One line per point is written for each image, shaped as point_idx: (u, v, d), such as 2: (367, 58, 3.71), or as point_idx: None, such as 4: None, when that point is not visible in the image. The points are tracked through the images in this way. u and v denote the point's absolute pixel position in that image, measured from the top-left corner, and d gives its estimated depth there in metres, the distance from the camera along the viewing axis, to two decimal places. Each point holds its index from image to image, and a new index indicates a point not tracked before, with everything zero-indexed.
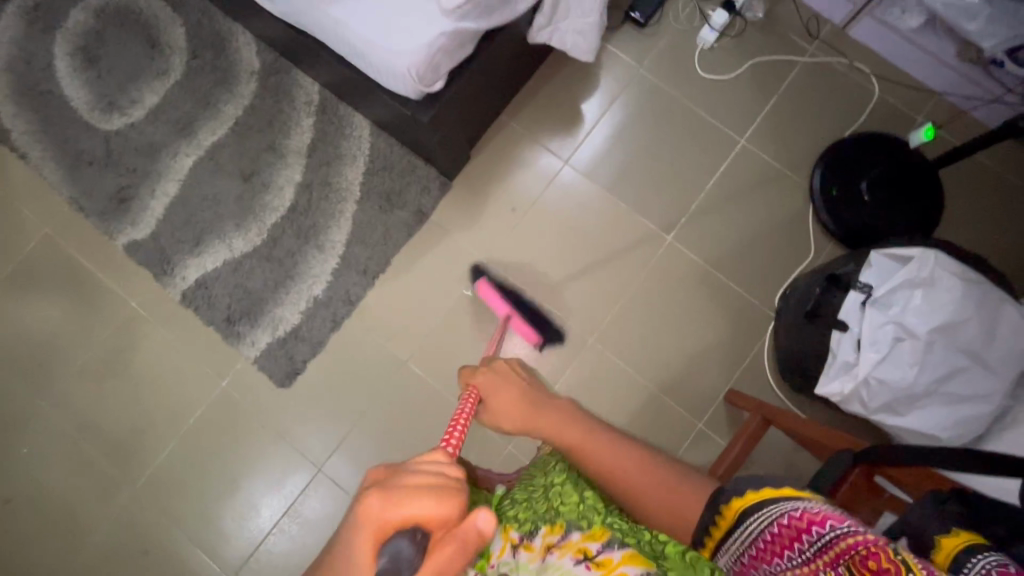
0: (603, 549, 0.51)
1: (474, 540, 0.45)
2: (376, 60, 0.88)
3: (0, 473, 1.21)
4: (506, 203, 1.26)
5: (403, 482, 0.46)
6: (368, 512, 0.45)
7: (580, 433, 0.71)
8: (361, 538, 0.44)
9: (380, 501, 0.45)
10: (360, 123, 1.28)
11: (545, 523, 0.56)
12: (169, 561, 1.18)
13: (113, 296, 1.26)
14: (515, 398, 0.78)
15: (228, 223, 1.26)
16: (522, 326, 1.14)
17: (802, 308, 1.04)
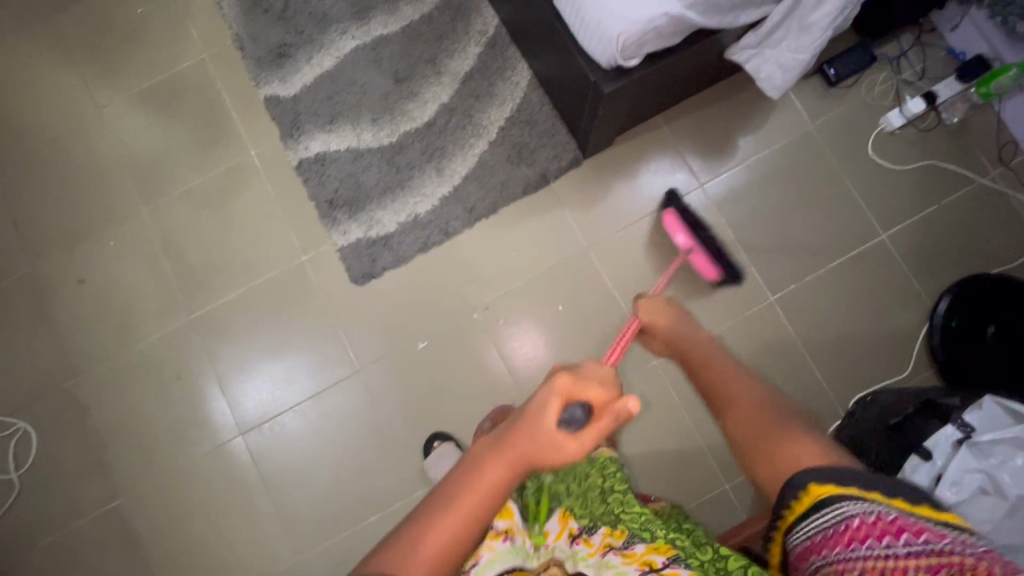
0: (667, 563, 0.62)
1: (625, 416, 0.63)
2: (589, 16, 0.87)
3: (83, 252, 1.28)
4: (622, 202, 1.24)
5: (579, 374, 0.68)
6: (560, 385, 0.64)
7: (726, 385, 0.68)
8: (549, 399, 0.62)
9: (568, 380, 0.65)
10: (522, 70, 1.28)
11: (606, 525, 0.69)
12: (195, 392, 1.23)
13: (236, 136, 1.29)
14: (690, 342, 0.83)
15: (363, 114, 1.28)
16: (702, 262, 1.10)
17: (882, 419, 1.00)
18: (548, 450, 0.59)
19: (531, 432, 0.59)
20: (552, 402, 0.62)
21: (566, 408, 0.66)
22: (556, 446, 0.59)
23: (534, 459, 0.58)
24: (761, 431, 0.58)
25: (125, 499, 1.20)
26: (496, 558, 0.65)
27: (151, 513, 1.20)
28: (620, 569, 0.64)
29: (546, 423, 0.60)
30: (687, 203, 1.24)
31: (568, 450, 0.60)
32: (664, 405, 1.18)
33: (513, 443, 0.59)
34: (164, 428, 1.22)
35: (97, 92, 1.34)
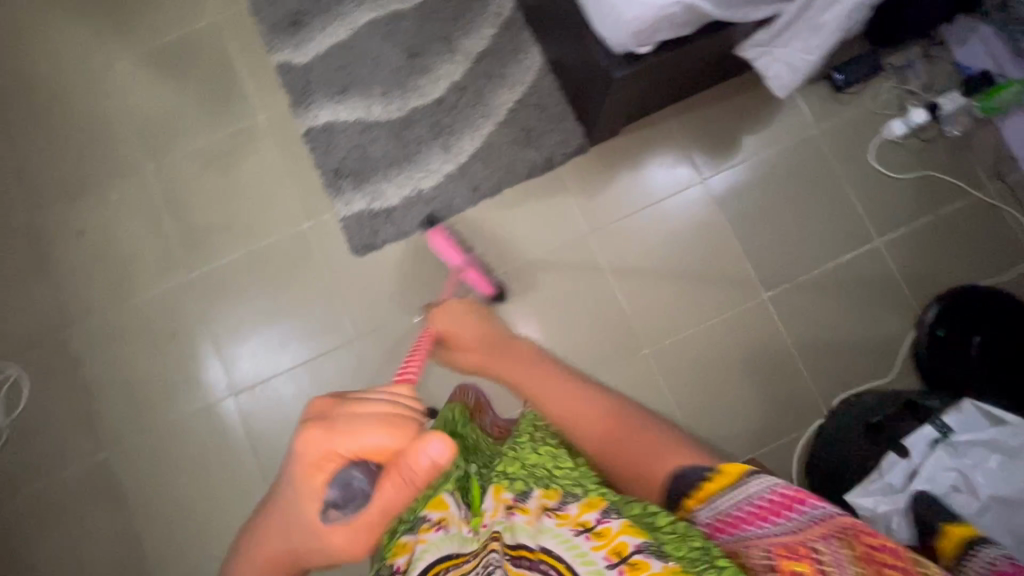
0: (600, 520, 0.54)
1: (419, 472, 0.48)
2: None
3: (85, 204, 1.28)
4: (624, 193, 1.26)
5: (346, 415, 0.52)
6: (311, 441, 0.51)
7: (553, 398, 0.72)
8: (306, 476, 0.51)
9: (322, 432, 0.51)
10: (535, 55, 1.29)
11: (540, 487, 0.59)
12: (188, 351, 1.23)
13: (246, 100, 1.29)
14: (495, 339, 0.93)
15: (373, 86, 1.28)
16: (473, 279, 1.17)
17: (863, 420, 1.03)
18: (318, 532, 0.51)
19: (295, 514, 0.52)
20: (316, 478, 0.51)
21: (340, 475, 0.52)
22: (322, 535, 0.51)
23: (308, 540, 0.51)
24: (629, 441, 0.64)
25: (113, 452, 1.21)
26: (427, 546, 0.56)
27: (140, 467, 1.20)
28: (551, 530, 0.54)
29: (310, 508, 0.51)
30: (688, 197, 1.25)
31: (341, 536, 0.50)
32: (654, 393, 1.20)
33: (280, 526, 0.53)
34: (157, 384, 1.23)
35: (110, 47, 1.34)
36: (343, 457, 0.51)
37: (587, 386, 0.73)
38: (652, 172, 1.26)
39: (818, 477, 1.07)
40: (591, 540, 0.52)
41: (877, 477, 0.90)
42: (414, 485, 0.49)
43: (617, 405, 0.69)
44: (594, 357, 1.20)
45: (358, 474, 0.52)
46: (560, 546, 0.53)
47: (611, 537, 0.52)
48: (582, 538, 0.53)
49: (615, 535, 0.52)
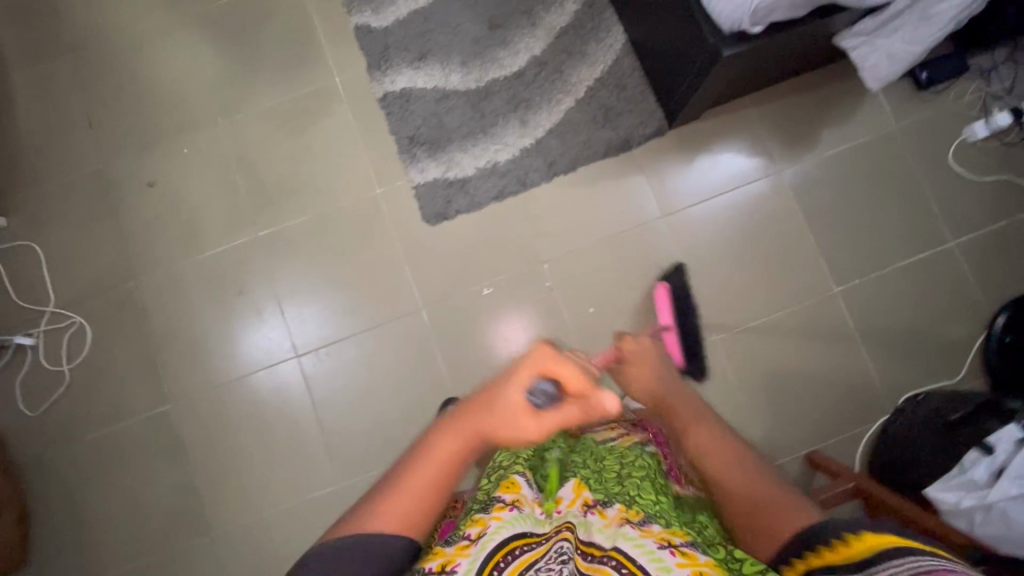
0: (685, 544, 0.58)
1: (600, 406, 0.67)
2: None
3: (154, 157, 1.27)
4: (677, 178, 1.25)
5: (565, 362, 0.68)
6: (539, 356, 0.68)
7: (701, 436, 0.73)
8: (517, 375, 0.65)
9: (548, 352, 0.68)
10: (617, 33, 1.27)
11: (620, 501, 0.64)
12: (253, 310, 1.23)
13: (322, 60, 1.28)
14: (684, 403, 0.82)
15: (452, 55, 1.27)
16: (671, 344, 1.12)
17: (939, 416, 1.02)
18: (506, 424, 0.62)
19: (495, 409, 0.62)
20: (521, 378, 0.65)
21: (539, 386, 0.65)
22: (514, 426, 0.62)
23: (494, 431, 0.61)
24: (706, 438, 0.72)
25: (173, 406, 1.20)
26: (503, 522, 0.58)
27: (199, 422, 1.20)
28: (632, 538, 0.58)
29: (512, 401, 0.63)
30: (764, 186, 1.25)
31: (523, 431, 0.62)
32: (719, 381, 1.19)
33: (475, 415, 0.62)
34: (220, 341, 1.22)
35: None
36: (550, 372, 0.67)
37: (739, 438, 0.73)
38: (728, 160, 1.25)
39: (887, 472, 1.06)
40: (676, 557, 0.55)
41: (959, 473, 0.92)
42: (587, 412, 0.66)
43: (731, 436, 0.72)
44: None
45: (549, 389, 0.66)
46: (642, 558, 0.56)
47: (699, 562, 0.55)
48: (666, 552, 0.56)
49: (699, 563, 0.55)
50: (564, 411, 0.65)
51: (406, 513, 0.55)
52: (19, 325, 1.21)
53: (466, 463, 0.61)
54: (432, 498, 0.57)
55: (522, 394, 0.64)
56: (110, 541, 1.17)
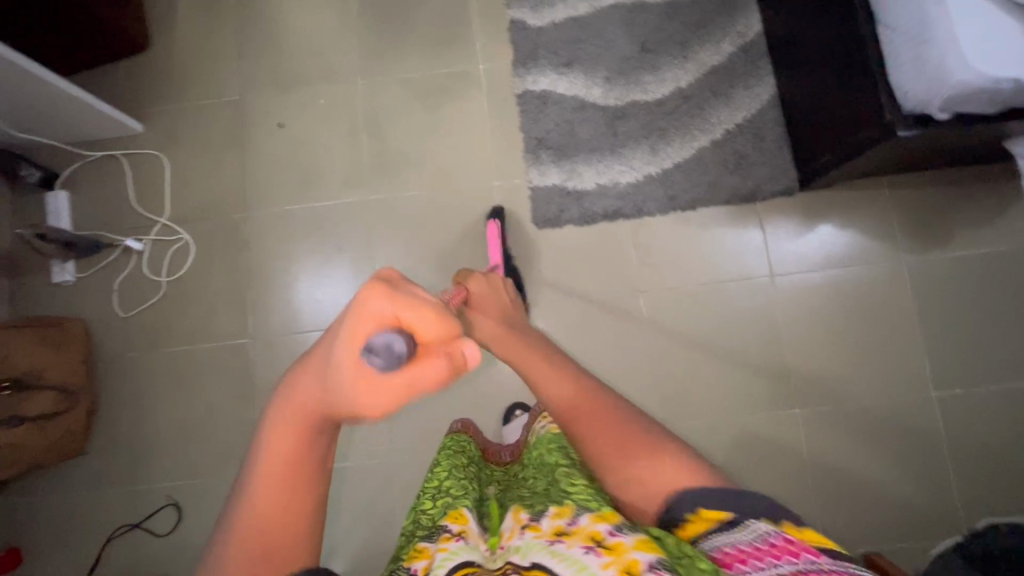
0: (612, 533, 0.52)
1: (460, 362, 0.44)
2: (930, 57, 0.83)
3: (291, 100, 1.30)
4: (788, 239, 1.22)
5: (410, 292, 0.45)
6: (368, 304, 0.43)
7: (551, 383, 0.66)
8: (347, 326, 0.43)
9: (384, 294, 0.43)
10: (768, 84, 1.25)
11: (554, 507, 0.58)
12: (347, 267, 1.25)
13: (472, 45, 1.30)
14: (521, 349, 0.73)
15: (598, 68, 1.27)
16: None
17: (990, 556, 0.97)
18: (325, 387, 0.45)
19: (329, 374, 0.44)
20: (355, 332, 0.43)
21: (374, 343, 0.41)
22: (346, 400, 0.43)
23: (325, 399, 0.46)
24: (592, 424, 0.62)
25: (251, 342, 1.23)
26: (449, 553, 0.54)
27: (270, 363, 1.22)
28: (563, 553, 0.51)
29: (341, 363, 0.43)
30: (883, 273, 1.20)
31: (356, 398, 0.42)
32: (791, 457, 1.15)
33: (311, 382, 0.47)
34: (309, 290, 1.25)
35: None
36: (404, 323, 0.43)
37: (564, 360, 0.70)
38: (850, 236, 1.21)
39: None
40: (602, 555, 0.49)
41: None
42: (445, 377, 0.42)
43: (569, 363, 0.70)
44: (739, 400, 1.17)
45: (397, 343, 0.41)
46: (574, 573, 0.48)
47: (624, 552, 0.49)
48: (592, 555, 0.50)
49: (628, 552, 0.49)
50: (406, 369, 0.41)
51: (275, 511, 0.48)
52: (131, 229, 1.26)
53: (313, 442, 0.49)
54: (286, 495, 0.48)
55: (354, 359, 0.43)
56: (161, 455, 1.20)
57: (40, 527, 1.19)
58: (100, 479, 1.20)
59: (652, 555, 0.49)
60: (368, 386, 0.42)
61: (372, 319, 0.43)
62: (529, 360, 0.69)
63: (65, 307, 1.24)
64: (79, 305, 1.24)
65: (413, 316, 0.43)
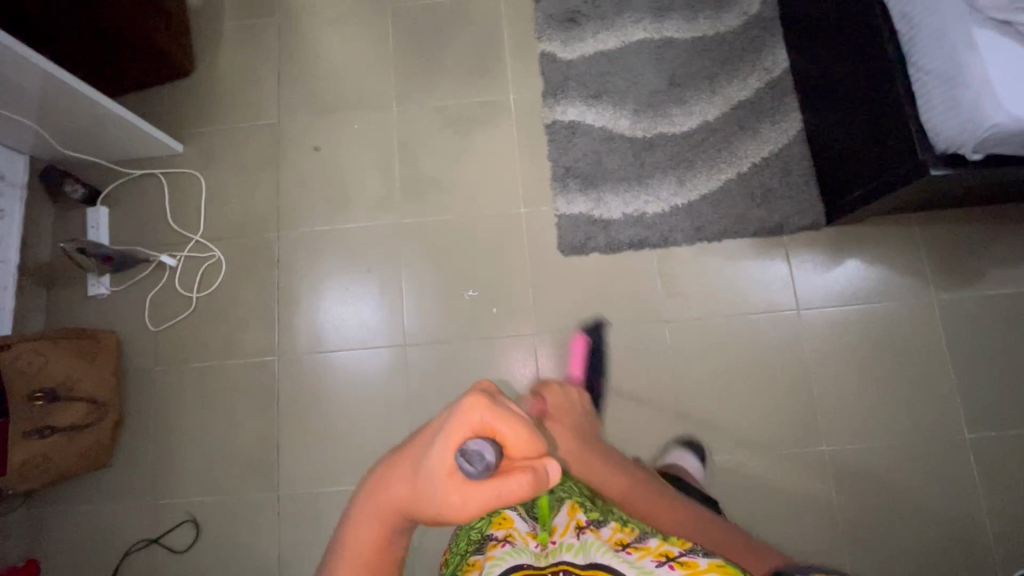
0: (683, 554, 0.55)
1: (541, 481, 0.42)
2: (964, 99, 0.83)
3: (327, 125, 1.34)
4: (815, 272, 1.22)
5: (506, 402, 0.45)
6: (467, 410, 0.43)
7: (611, 479, 0.68)
8: (443, 437, 0.42)
9: (483, 403, 0.43)
10: (794, 119, 1.26)
11: (614, 522, 0.62)
12: (374, 287, 1.27)
13: (503, 76, 1.33)
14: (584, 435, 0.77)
15: (626, 100, 1.30)
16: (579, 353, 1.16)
17: None
18: (408, 494, 0.42)
19: (412, 471, 0.43)
20: (448, 443, 0.42)
21: (469, 448, 0.41)
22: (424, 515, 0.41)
23: (393, 512, 0.43)
24: (643, 500, 0.68)
25: (277, 359, 1.24)
26: (496, 560, 0.56)
27: (294, 381, 1.23)
28: (635, 563, 0.55)
29: (426, 471, 0.42)
30: (912, 310, 1.19)
31: (443, 512, 0.41)
32: (819, 496, 1.13)
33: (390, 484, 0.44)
34: (335, 309, 1.26)
35: None
36: (500, 432, 0.42)
37: (624, 462, 0.75)
38: (877, 271, 1.21)
39: None
40: (676, 569, 0.53)
41: None
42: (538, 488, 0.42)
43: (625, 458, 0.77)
44: (764, 434, 1.16)
45: (488, 456, 0.41)
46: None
47: (699, 569, 0.53)
48: (666, 567, 0.54)
49: (702, 571, 0.52)
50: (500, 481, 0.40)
51: None
52: (167, 245, 1.29)
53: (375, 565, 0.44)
54: None
55: (441, 474, 0.41)
56: (183, 470, 1.21)
57: (59, 538, 1.19)
58: (122, 492, 1.21)
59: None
60: (455, 500, 0.40)
61: (463, 423, 0.42)
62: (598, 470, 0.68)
63: (98, 319, 1.27)
64: (111, 318, 1.27)
65: (511, 427, 0.42)
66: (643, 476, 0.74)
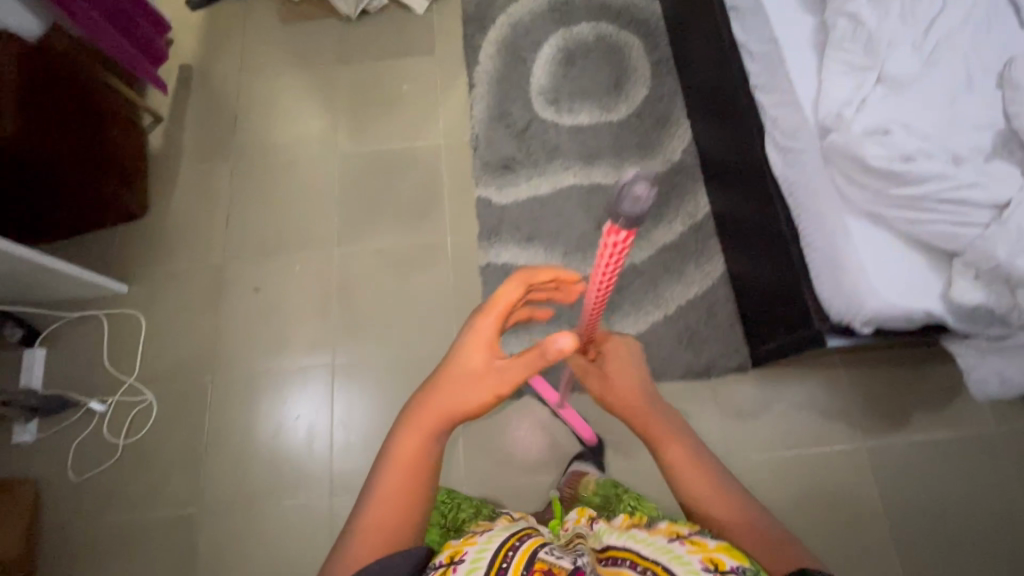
0: (692, 533, 0.61)
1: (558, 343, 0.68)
2: (844, 279, 0.88)
3: (270, 265, 1.39)
4: (743, 416, 1.22)
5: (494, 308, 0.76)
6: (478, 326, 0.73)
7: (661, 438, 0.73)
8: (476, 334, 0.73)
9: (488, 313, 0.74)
10: (717, 262, 1.32)
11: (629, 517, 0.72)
12: (305, 431, 1.26)
13: (441, 219, 1.40)
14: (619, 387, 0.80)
15: (559, 244, 1.36)
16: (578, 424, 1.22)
17: None
18: (462, 390, 0.70)
19: (453, 376, 0.71)
20: (473, 342, 0.72)
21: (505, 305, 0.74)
22: (470, 383, 0.70)
23: (448, 406, 0.69)
24: (681, 468, 0.70)
25: (198, 509, 1.21)
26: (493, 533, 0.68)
27: (214, 534, 1.19)
28: (648, 539, 0.62)
29: (473, 359, 0.72)
30: (842, 456, 1.18)
31: (478, 390, 0.69)
32: None
33: (434, 396, 0.69)
34: (264, 454, 1.25)
35: (343, 138, 1.51)
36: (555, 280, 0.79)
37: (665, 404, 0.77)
38: (805, 414, 1.21)
39: None
40: (683, 543, 0.59)
41: None
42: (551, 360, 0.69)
43: (688, 434, 0.73)
44: None
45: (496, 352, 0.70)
46: (662, 555, 0.57)
47: (707, 547, 0.57)
48: (675, 542, 0.59)
49: (711, 550, 0.57)
50: (512, 367, 0.71)
51: (394, 500, 0.64)
52: (99, 387, 1.29)
53: (436, 440, 0.68)
54: (402, 490, 0.64)
55: (487, 360, 0.72)
56: None
57: None
58: None
59: (733, 557, 0.55)
60: (495, 377, 0.71)
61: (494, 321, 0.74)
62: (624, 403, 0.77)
63: (19, 466, 1.24)
64: (33, 466, 1.24)
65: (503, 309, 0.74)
66: (679, 421, 0.75)
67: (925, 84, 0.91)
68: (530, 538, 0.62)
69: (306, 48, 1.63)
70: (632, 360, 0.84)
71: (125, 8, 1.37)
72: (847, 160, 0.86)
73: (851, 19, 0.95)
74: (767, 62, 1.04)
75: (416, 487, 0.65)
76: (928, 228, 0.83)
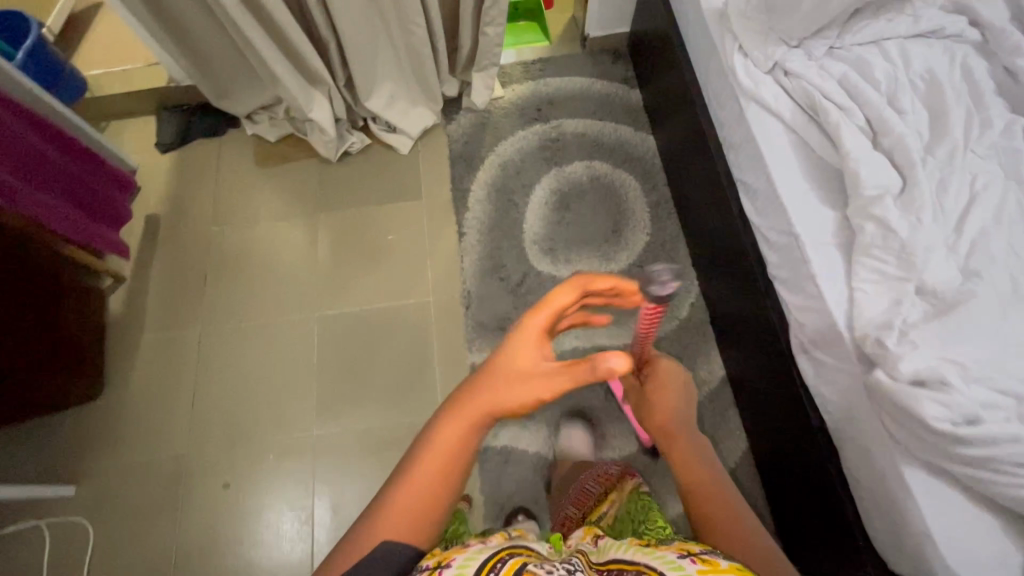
0: (706, 553, 0.55)
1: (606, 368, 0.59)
2: (909, 543, 0.75)
3: (243, 454, 1.25)
4: None
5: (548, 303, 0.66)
6: (537, 318, 0.65)
7: (693, 466, 0.74)
8: (532, 323, 0.64)
9: (563, 296, 0.66)
10: (736, 437, 1.24)
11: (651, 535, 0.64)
12: None
13: (432, 393, 1.28)
14: (673, 419, 0.80)
15: (559, 414, 1.27)
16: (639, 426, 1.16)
17: None
18: (504, 389, 0.61)
19: (508, 369, 0.62)
20: (529, 332, 0.64)
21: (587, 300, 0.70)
22: (520, 374, 0.62)
23: (497, 402, 0.61)
24: (715, 507, 0.69)
25: None
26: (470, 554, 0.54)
27: None
28: (654, 554, 0.56)
29: (521, 355, 0.63)
30: None
31: (536, 392, 0.61)
32: None
33: (481, 387, 0.62)
34: None
35: (326, 296, 1.40)
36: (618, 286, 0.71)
37: (718, 462, 0.77)
38: None
39: None
40: (695, 562, 0.53)
41: None
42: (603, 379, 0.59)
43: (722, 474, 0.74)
44: None
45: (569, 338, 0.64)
46: (654, 561, 0.55)
47: (719, 568, 0.52)
48: (685, 559, 0.54)
49: (723, 570, 0.51)
50: (562, 381, 0.61)
51: (425, 502, 0.57)
52: None
53: (474, 440, 0.60)
54: (431, 488, 0.58)
55: (536, 362, 0.63)
56: None
57: None
58: None
59: None
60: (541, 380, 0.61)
61: (558, 306, 0.65)
62: (682, 453, 0.76)
63: None
64: None
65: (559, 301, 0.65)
66: (721, 472, 0.75)
67: (975, 311, 0.80)
68: (511, 558, 0.53)
69: (285, 194, 1.54)
70: (677, 382, 0.87)
71: (89, 183, 1.27)
72: (900, 410, 0.74)
73: (880, 224, 0.86)
74: (787, 255, 0.95)
75: (445, 486, 0.58)
76: (1004, 493, 0.70)
